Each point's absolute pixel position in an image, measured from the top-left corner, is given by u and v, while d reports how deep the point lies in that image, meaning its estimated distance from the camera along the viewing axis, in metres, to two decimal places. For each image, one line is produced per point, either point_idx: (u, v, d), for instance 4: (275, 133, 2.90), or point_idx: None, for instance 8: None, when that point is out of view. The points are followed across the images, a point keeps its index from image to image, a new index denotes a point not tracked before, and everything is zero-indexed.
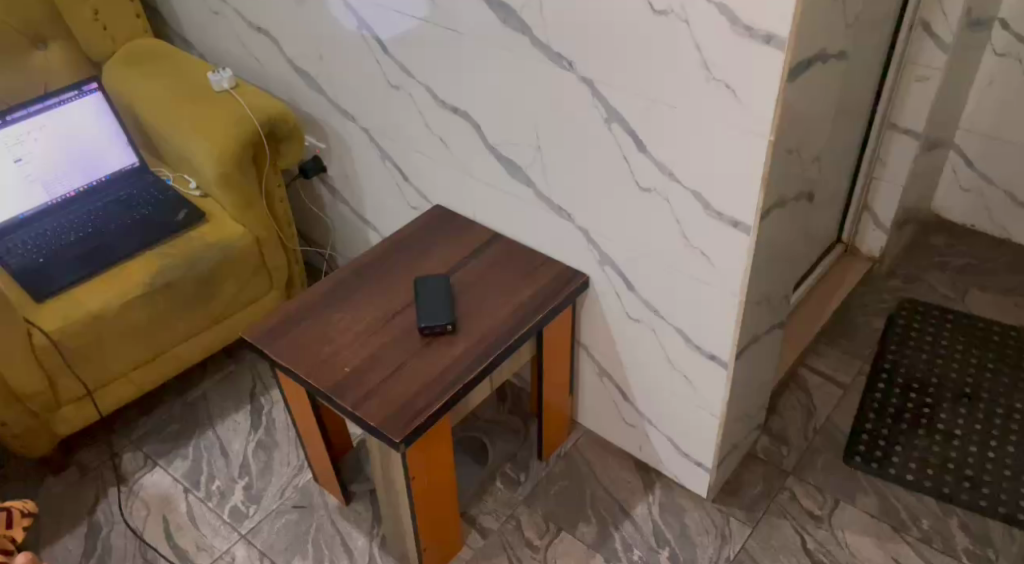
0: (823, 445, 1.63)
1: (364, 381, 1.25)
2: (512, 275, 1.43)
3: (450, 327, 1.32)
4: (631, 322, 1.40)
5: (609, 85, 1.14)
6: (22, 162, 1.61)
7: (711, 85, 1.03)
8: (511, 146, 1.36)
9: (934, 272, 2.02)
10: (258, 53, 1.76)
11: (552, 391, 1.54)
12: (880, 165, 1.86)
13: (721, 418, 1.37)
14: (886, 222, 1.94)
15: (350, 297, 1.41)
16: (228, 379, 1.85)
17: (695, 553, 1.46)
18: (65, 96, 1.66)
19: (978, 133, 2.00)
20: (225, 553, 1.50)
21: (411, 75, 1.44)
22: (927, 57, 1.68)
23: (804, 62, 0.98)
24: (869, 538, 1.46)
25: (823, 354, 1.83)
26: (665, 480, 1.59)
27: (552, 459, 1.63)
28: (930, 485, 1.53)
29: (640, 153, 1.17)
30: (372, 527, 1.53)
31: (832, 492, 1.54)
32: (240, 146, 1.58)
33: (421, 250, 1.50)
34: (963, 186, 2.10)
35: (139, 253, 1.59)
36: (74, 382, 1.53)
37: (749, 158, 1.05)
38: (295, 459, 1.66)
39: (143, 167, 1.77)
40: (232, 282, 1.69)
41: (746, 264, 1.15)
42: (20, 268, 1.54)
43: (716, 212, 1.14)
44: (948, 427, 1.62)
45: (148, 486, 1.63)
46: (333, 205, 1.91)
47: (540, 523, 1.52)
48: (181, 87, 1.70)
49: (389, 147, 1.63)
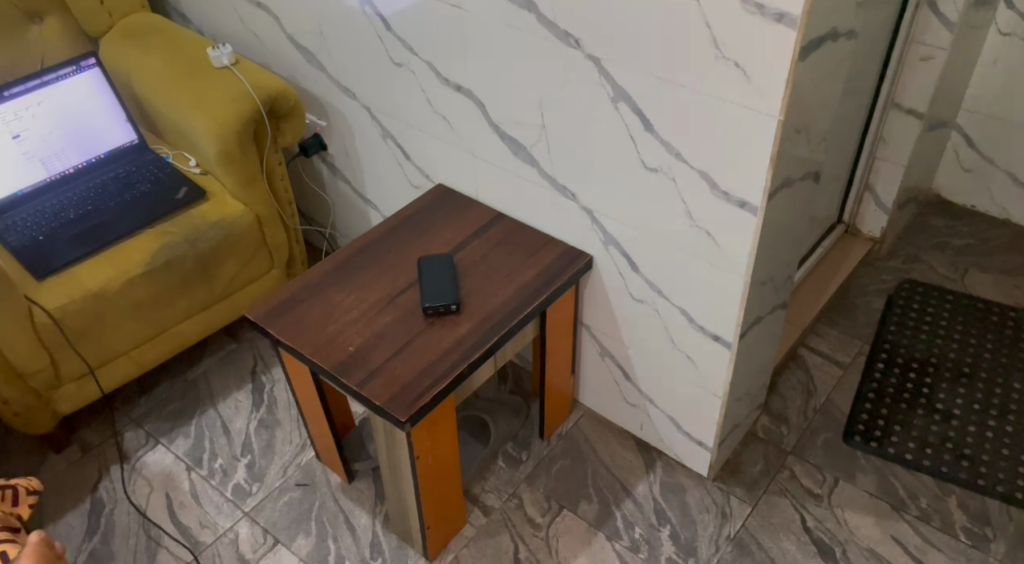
0: (823, 425, 1.64)
1: (368, 360, 1.25)
2: (516, 254, 1.43)
3: (454, 307, 1.32)
4: (634, 302, 1.40)
5: (616, 62, 1.13)
6: (21, 138, 1.59)
7: (721, 64, 1.02)
8: (516, 125, 1.35)
9: (935, 253, 2.02)
10: (258, 28, 1.74)
11: (554, 370, 1.54)
12: (883, 144, 1.86)
13: (723, 397, 1.38)
14: (888, 203, 1.94)
15: (353, 276, 1.40)
16: (228, 357, 1.85)
17: (695, 531, 1.47)
18: (63, 72, 1.64)
19: (981, 113, 2.00)
20: (228, 530, 1.51)
21: (414, 52, 1.43)
22: (932, 36, 1.67)
23: (814, 42, 0.97)
24: (869, 516, 1.48)
25: (824, 334, 1.83)
26: (666, 458, 1.60)
27: (553, 438, 1.64)
28: (928, 464, 1.54)
29: (646, 132, 1.17)
30: (375, 505, 1.54)
31: (831, 471, 1.55)
32: (241, 123, 1.57)
33: (425, 229, 1.49)
34: (965, 166, 2.10)
35: (140, 231, 1.58)
36: (77, 360, 1.53)
37: (758, 138, 1.04)
38: (298, 437, 1.67)
39: (142, 144, 1.76)
40: (233, 261, 1.68)
41: (753, 244, 1.15)
42: (20, 245, 1.53)
43: (724, 193, 1.13)
44: (947, 406, 1.63)
45: (150, 463, 1.63)
46: (333, 183, 1.90)
47: (542, 501, 1.53)
48: (180, 63, 1.68)
49: (390, 125, 1.61)
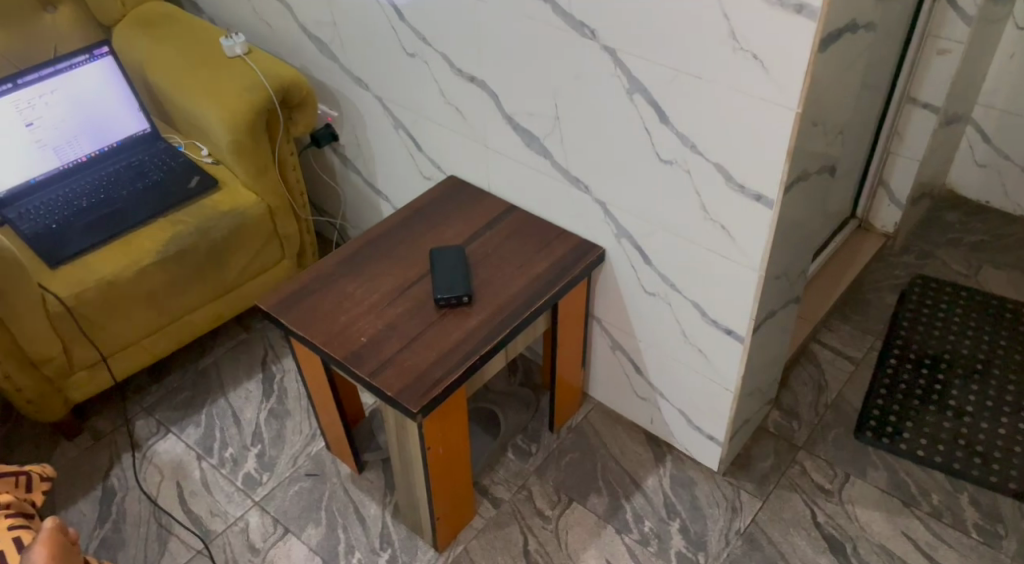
0: (834, 420, 1.63)
1: (380, 351, 1.25)
2: (528, 247, 1.42)
3: (466, 299, 1.32)
4: (646, 296, 1.40)
5: (632, 54, 1.13)
6: (33, 126, 1.60)
7: (739, 56, 1.01)
8: (529, 116, 1.35)
9: (948, 249, 2.01)
10: (271, 18, 1.74)
11: (565, 363, 1.54)
12: (897, 139, 1.84)
13: (735, 392, 1.38)
14: (901, 198, 1.92)
15: (365, 267, 1.40)
16: (239, 347, 1.85)
17: (705, 525, 1.47)
18: (77, 60, 1.63)
19: (996, 108, 1.98)
20: (239, 519, 1.52)
21: (428, 43, 1.42)
22: (949, 30, 1.65)
23: (834, 33, 0.96)
24: (880, 512, 1.47)
25: (836, 330, 1.82)
26: (676, 453, 1.59)
27: (562, 431, 1.64)
28: (940, 460, 1.53)
29: (662, 124, 1.16)
30: (384, 495, 1.54)
31: (842, 467, 1.55)
32: (254, 113, 1.57)
33: (436, 221, 1.49)
34: (979, 162, 2.08)
35: (152, 220, 1.58)
36: (89, 348, 1.53)
37: (775, 131, 1.03)
38: (308, 428, 1.67)
39: (154, 133, 1.76)
40: (245, 251, 1.68)
41: (768, 238, 1.14)
42: (32, 234, 1.53)
43: (739, 186, 1.13)
44: (959, 403, 1.62)
45: (161, 452, 1.64)
46: (345, 173, 1.90)
47: (551, 493, 1.53)
48: (193, 52, 1.68)
49: (402, 116, 1.61)
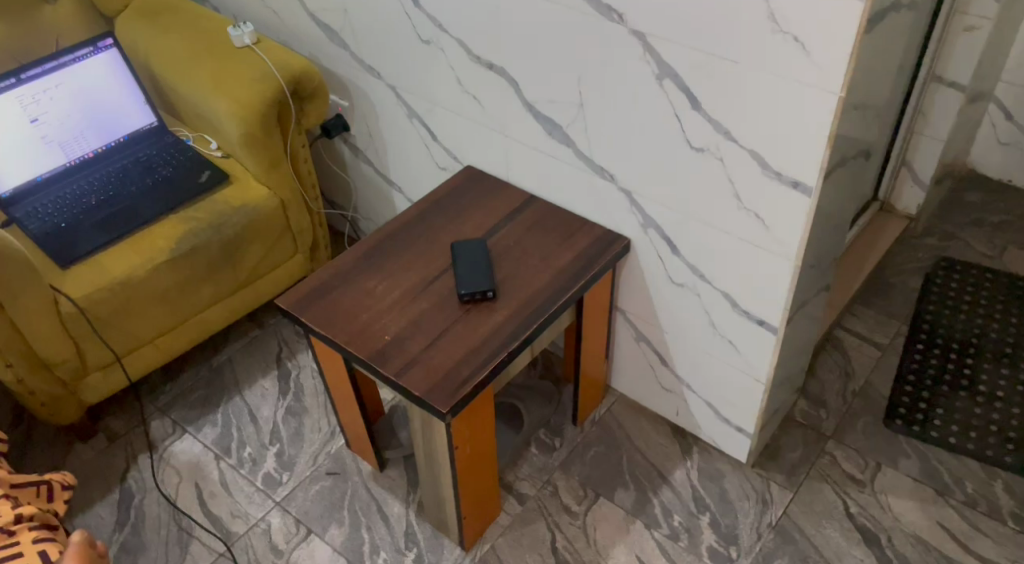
0: (863, 409, 1.60)
1: (405, 349, 1.22)
2: (551, 238, 1.38)
3: (490, 293, 1.28)
4: (674, 287, 1.36)
5: (663, 38, 1.08)
6: (39, 122, 1.56)
7: (779, 38, 0.97)
8: (551, 103, 1.31)
9: (971, 230, 1.97)
10: (278, 6, 1.69)
11: (589, 356, 1.50)
12: (922, 118, 1.80)
13: (766, 384, 1.35)
14: (925, 179, 1.88)
15: (384, 263, 1.37)
16: (253, 343, 1.82)
17: (736, 519, 1.44)
18: (81, 53, 1.59)
19: (1020, 85, 1.93)
20: (260, 520, 1.49)
21: (444, 29, 1.38)
22: (978, 6, 1.60)
23: (879, 13, 0.92)
24: (913, 502, 1.44)
25: (860, 316, 1.79)
26: (703, 444, 1.57)
27: (585, 425, 1.61)
28: (972, 448, 1.51)
29: (693, 111, 1.12)
30: (408, 493, 1.52)
31: (873, 456, 1.52)
32: (265, 105, 1.53)
33: (456, 213, 1.45)
34: (1003, 140, 2.04)
35: (163, 216, 1.55)
36: (104, 348, 1.50)
37: (816, 116, 1.00)
38: (327, 425, 1.64)
39: (161, 126, 1.72)
40: (259, 246, 1.64)
41: (805, 227, 1.11)
42: (41, 233, 1.50)
43: (775, 173, 1.09)
44: (990, 389, 1.59)
45: (178, 453, 1.61)
46: (356, 164, 1.86)
47: (577, 489, 1.50)
48: (200, 43, 1.63)
49: (417, 105, 1.57)
